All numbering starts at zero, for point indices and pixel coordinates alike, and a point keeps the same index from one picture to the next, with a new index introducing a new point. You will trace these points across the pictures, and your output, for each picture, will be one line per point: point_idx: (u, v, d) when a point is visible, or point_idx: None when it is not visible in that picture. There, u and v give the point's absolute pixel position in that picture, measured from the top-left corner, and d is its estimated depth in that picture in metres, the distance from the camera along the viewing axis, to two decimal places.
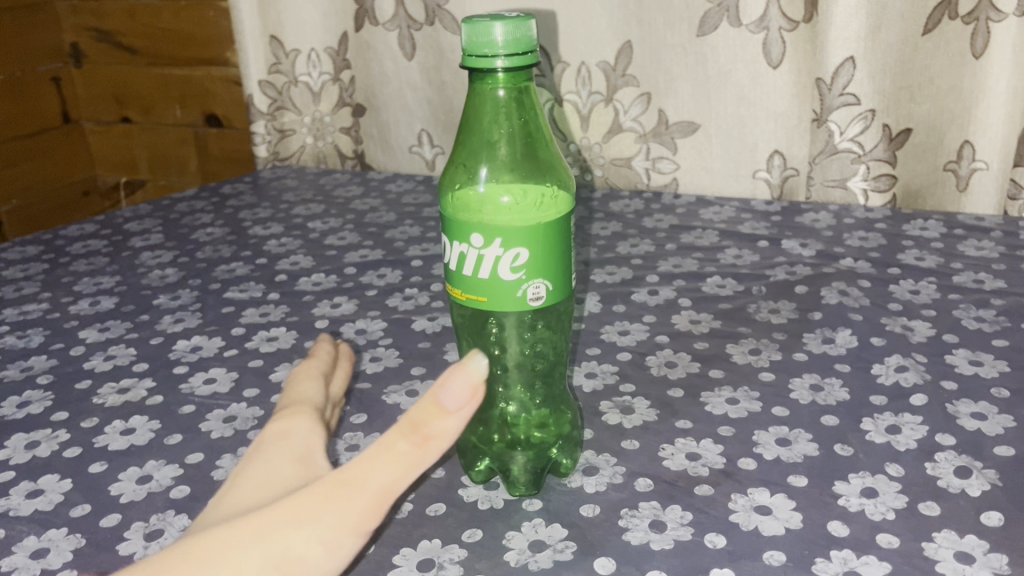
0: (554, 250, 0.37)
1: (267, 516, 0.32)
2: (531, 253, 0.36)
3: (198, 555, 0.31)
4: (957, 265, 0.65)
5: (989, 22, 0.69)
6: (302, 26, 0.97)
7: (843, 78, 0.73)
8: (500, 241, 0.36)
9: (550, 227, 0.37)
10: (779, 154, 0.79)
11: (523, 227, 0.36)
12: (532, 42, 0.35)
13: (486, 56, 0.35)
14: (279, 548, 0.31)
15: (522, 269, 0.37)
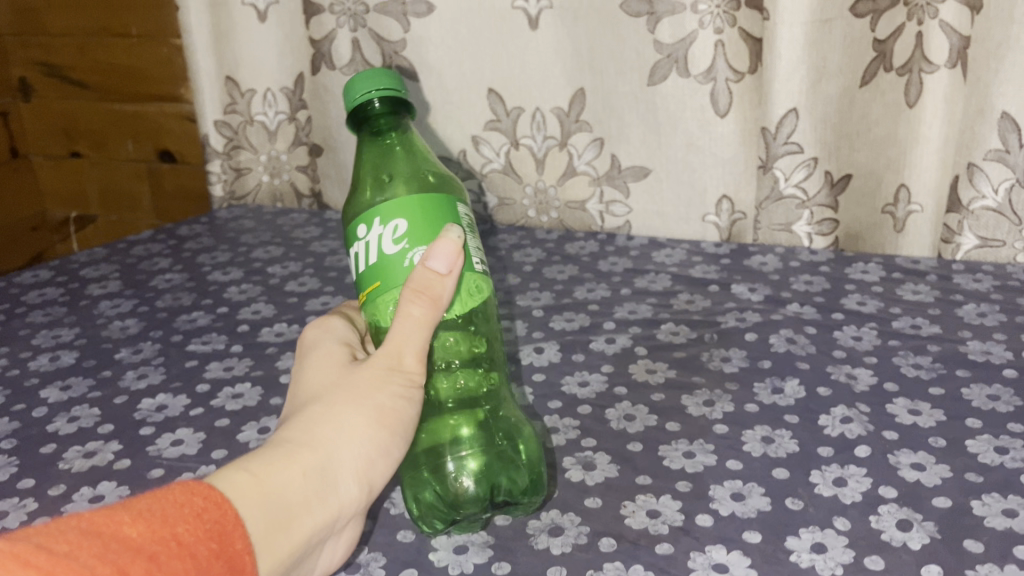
0: (434, 227, 0.44)
1: (346, 390, 0.40)
2: (407, 224, 0.44)
3: (306, 434, 0.38)
4: (896, 309, 0.68)
5: (921, 73, 0.73)
6: (257, 67, 0.98)
7: (787, 128, 0.76)
8: (380, 222, 0.44)
9: (425, 209, 0.44)
10: (727, 199, 0.82)
11: (402, 201, 0.44)
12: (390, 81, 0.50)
13: (358, 87, 0.49)
14: (371, 413, 0.40)
15: (404, 239, 0.43)
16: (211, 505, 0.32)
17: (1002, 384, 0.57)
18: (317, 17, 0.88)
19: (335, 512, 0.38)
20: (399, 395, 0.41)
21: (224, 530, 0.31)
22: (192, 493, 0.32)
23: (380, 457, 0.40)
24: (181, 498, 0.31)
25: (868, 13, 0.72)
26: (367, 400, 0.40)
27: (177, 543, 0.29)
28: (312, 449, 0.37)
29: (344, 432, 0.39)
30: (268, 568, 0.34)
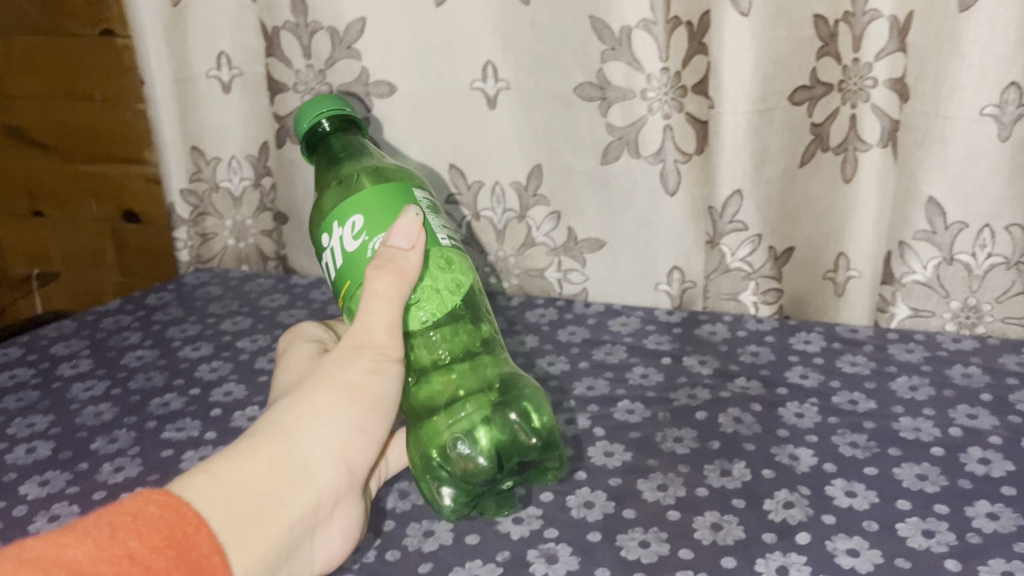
0: (390, 213, 0.54)
1: (322, 375, 0.49)
2: (363, 220, 0.54)
3: (292, 419, 0.47)
4: (835, 383, 0.73)
5: (856, 151, 0.81)
6: (221, 136, 1.00)
7: (732, 208, 0.80)
8: (340, 227, 0.54)
9: (374, 200, 0.54)
10: (678, 269, 0.87)
11: (358, 199, 0.54)
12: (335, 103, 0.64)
13: (307, 113, 0.63)
14: (347, 389, 0.49)
15: (362, 230, 0.53)
16: (166, 510, 0.37)
17: (930, 463, 0.62)
18: (281, 95, 0.90)
19: (331, 474, 0.47)
20: (371, 370, 0.50)
21: (187, 528, 0.37)
22: (147, 502, 0.37)
23: (361, 422, 0.49)
24: (138, 510, 0.37)
25: (804, 100, 0.78)
26: (343, 380, 0.49)
27: (132, 558, 0.35)
28: (300, 429, 0.46)
29: (323, 410, 0.47)
30: (279, 529, 0.43)
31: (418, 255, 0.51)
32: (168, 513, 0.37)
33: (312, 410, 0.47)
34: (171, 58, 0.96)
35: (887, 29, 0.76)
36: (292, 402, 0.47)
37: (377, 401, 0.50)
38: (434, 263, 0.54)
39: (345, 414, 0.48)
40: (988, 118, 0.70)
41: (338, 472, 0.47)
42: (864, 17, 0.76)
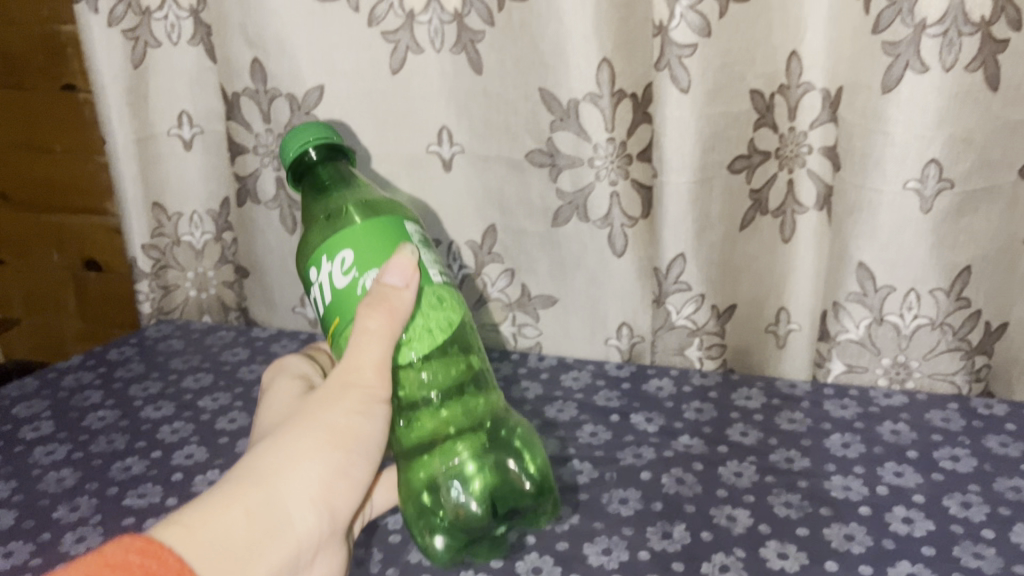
0: (382, 248, 0.55)
1: (307, 416, 0.52)
2: (354, 255, 0.54)
3: (272, 464, 0.49)
4: (773, 441, 0.77)
5: (794, 214, 0.85)
6: (183, 192, 1.02)
7: (676, 270, 0.84)
8: (329, 262, 0.55)
9: (365, 236, 0.55)
10: (627, 325, 0.90)
11: (349, 233, 0.55)
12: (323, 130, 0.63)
13: (293, 143, 0.62)
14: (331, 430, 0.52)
15: (353, 266, 0.54)
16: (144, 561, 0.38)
17: (857, 523, 0.66)
18: (242, 156, 0.93)
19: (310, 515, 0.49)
20: (357, 412, 0.53)
21: None
22: (127, 551, 0.38)
23: (341, 464, 0.51)
24: (117, 559, 0.38)
25: (742, 168, 0.82)
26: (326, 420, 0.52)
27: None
28: (281, 471, 0.49)
29: (304, 454, 0.50)
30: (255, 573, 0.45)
31: (411, 294, 0.53)
32: (148, 561, 0.39)
33: (293, 454, 0.50)
34: (133, 118, 0.97)
35: (820, 100, 0.81)
36: (274, 446, 0.50)
37: (359, 443, 0.53)
38: (425, 301, 0.56)
39: (325, 457, 0.51)
40: (911, 191, 0.74)
41: (316, 517, 0.50)
42: (799, 89, 0.81)
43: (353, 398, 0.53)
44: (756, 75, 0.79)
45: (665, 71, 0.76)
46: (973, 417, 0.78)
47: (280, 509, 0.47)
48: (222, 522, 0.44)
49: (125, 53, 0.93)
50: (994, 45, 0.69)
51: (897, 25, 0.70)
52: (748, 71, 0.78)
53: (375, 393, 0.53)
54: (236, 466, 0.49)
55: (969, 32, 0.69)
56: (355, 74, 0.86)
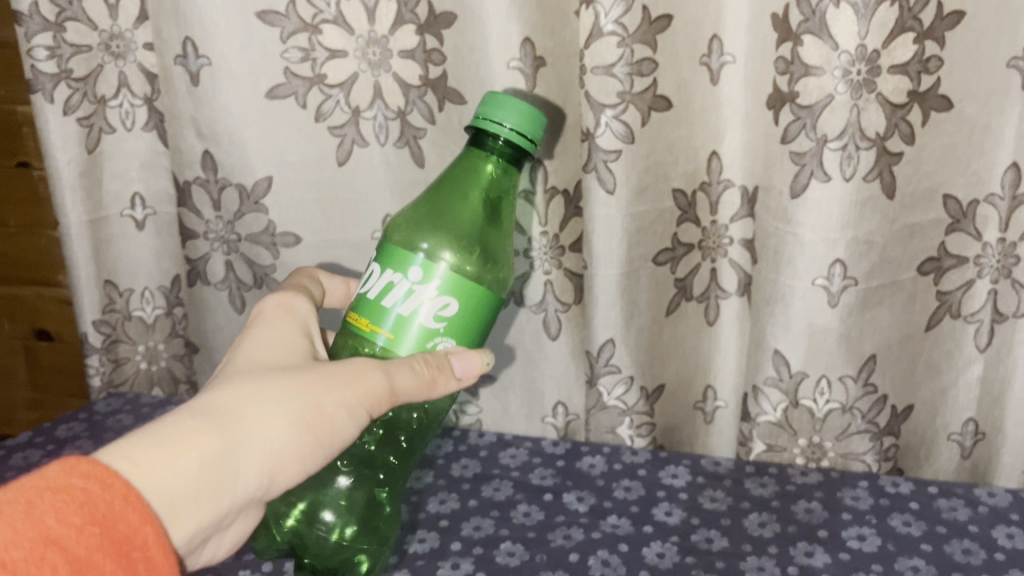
0: (468, 324, 0.62)
1: (305, 385, 0.56)
2: (455, 310, 0.61)
3: (247, 422, 0.53)
4: (695, 520, 0.81)
5: (718, 299, 0.92)
6: (134, 269, 1.05)
7: (606, 354, 0.89)
8: (438, 294, 0.60)
9: (475, 305, 0.61)
10: (562, 404, 0.95)
11: (468, 293, 0.61)
12: (537, 127, 0.64)
13: (507, 116, 0.63)
14: (317, 411, 0.55)
15: (445, 321, 0.61)
16: (93, 484, 0.43)
17: None
18: (193, 241, 0.96)
19: (252, 482, 0.53)
20: (346, 406, 0.57)
21: (105, 513, 0.42)
22: (80, 474, 0.43)
23: (306, 448, 0.55)
24: (61, 483, 0.42)
25: (666, 260, 0.88)
26: (317, 399, 0.56)
27: (50, 537, 0.40)
28: (251, 430, 0.53)
29: (282, 424, 0.54)
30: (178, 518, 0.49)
31: (456, 385, 0.61)
32: (92, 486, 0.43)
33: (272, 419, 0.54)
34: (86, 202, 0.99)
35: (739, 197, 0.87)
36: (254, 402, 0.54)
37: (328, 437, 0.56)
38: None
39: (298, 434, 0.55)
40: (819, 288, 0.80)
41: (257, 486, 0.53)
42: (719, 186, 0.87)
43: (348, 395, 0.57)
44: (678, 175, 0.85)
45: (592, 173, 0.81)
46: (880, 495, 0.83)
47: (234, 466, 0.51)
48: (175, 460, 0.48)
49: (79, 140, 0.96)
50: (889, 157, 0.76)
51: (802, 138, 0.76)
52: (671, 172, 0.84)
53: (373, 403, 0.58)
54: (211, 402, 0.53)
55: (866, 146, 0.75)
56: (303, 167, 0.91)
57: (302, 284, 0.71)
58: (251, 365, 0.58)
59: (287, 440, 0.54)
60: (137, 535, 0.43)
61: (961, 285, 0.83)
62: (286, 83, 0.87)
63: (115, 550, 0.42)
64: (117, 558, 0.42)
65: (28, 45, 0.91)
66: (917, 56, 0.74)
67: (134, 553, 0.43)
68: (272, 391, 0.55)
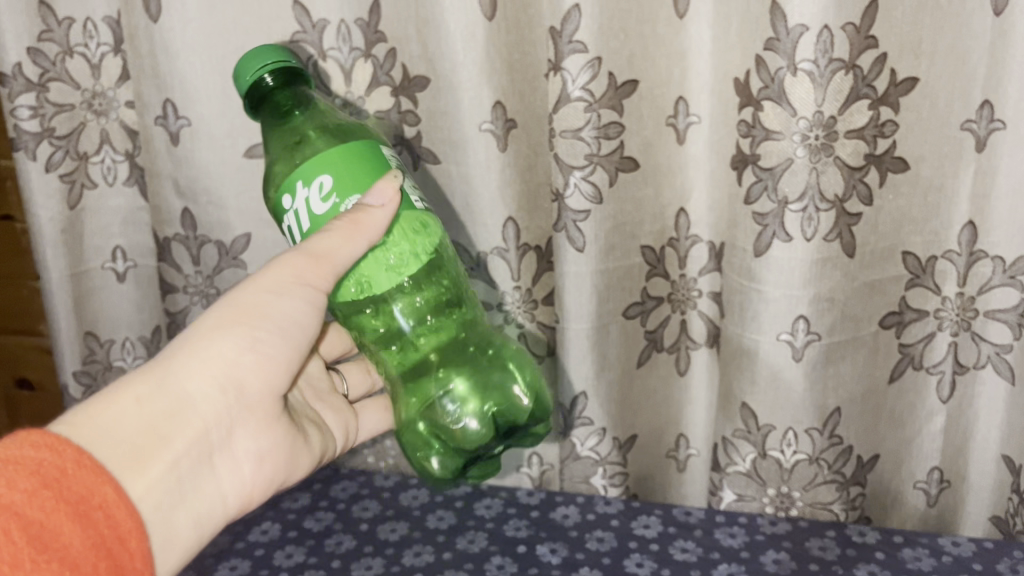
0: (359, 172, 0.58)
1: (223, 299, 0.58)
2: (328, 177, 0.57)
3: (179, 350, 0.55)
4: (666, 572, 0.82)
5: (688, 349, 0.93)
6: (115, 321, 1.06)
7: (579, 407, 0.92)
8: (302, 185, 0.58)
9: (336, 157, 0.58)
10: (537, 455, 0.99)
11: (322, 158, 0.58)
12: (278, 57, 0.62)
13: (249, 68, 0.61)
14: (243, 308, 0.57)
15: (332, 192, 0.57)
16: (39, 447, 0.44)
17: None
18: (173, 294, 0.97)
19: (214, 386, 0.55)
20: (274, 294, 0.58)
21: (58, 474, 0.44)
22: (24, 444, 0.44)
23: (252, 338, 0.57)
24: (11, 454, 0.43)
25: (636, 313, 0.90)
26: (239, 300, 0.58)
27: (4, 506, 0.42)
28: (186, 353, 0.55)
29: (215, 332, 0.56)
30: (147, 458, 0.51)
31: (384, 214, 0.57)
32: (43, 454, 0.44)
33: (203, 336, 0.56)
34: (68, 256, 1.00)
35: (706, 251, 0.89)
36: (182, 331, 0.56)
37: (267, 319, 0.58)
38: (406, 225, 0.60)
39: (235, 333, 0.57)
40: (784, 343, 0.82)
41: (221, 390, 0.56)
42: (687, 241, 0.89)
43: (270, 282, 0.58)
44: (646, 232, 0.87)
45: (562, 233, 0.83)
46: (848, 545, 0.84)
47: (176, 382, 0.54)
48: (110, 399, 0.51)
49: (62, 196, 0.97)
50: (848, 218, 0.79)
51: (764, 199, 0.78)
52: (639, 230, 0.87)
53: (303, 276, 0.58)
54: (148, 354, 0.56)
55: (826, 208, 0.78)
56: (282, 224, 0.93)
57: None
58: None
59: (227, 342, 0.56)
60: (95, 492, 0.45)
61: (923, 338, 0.85)
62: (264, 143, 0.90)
63: (71, 509, 0.43)
64: (75, 516, 0.43)
65: (10, 105, 0.93)
66: (872, 121, 0.77)
67: (94, 512, 0.44)
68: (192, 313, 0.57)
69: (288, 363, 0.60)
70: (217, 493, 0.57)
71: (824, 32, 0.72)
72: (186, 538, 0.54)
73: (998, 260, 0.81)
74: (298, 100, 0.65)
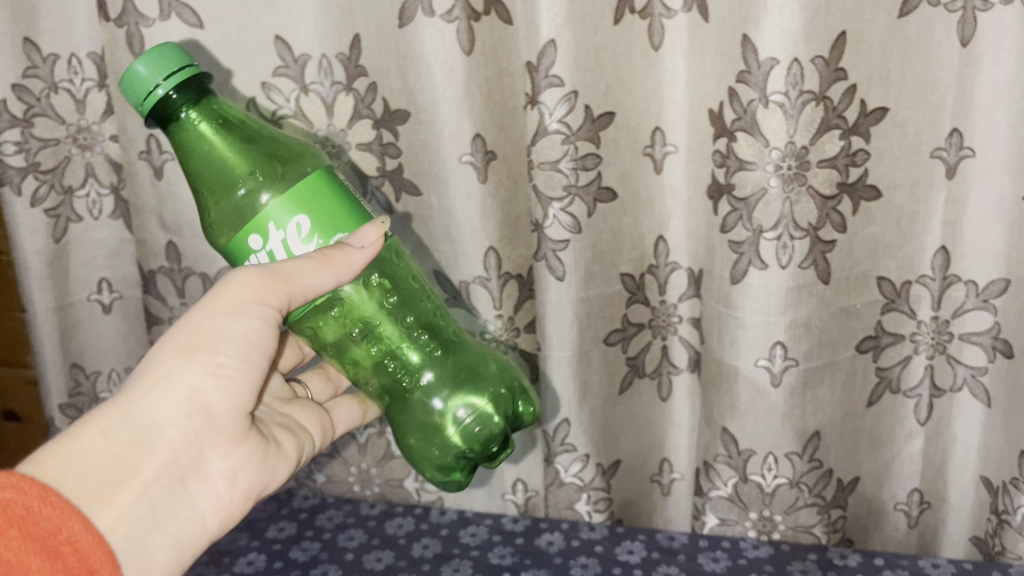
0: (334, 206, 0.58)
1: (181, 322, 0.58)
2: (306, 218, 0.57)
3: (139, 380, 0.56)
4: None
5: (670, 374, 0.95)
6: (101, 353, 1.06)
7: (562, 434, 0.92)
8: (277, 227, 0.57)
9: (309, 196, 0.57)
10: (521, 481, 0.99)
11: (293, 196, 0.57)
12: (171, 57, 0.59)
13: (154, 76, 0.58)
14: (201, 332, 0.58)
15: (314, 232, 0.58)
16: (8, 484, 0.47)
17: None
18: (158, 326, 0.98)
19: (177, 412, 0.56)
20: (229, 315, 0.58)
21: (24, 514, 0.47)
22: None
23: (212, 361, 0.58)
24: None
25: (617, 340, 0.91)
26: (198, 324, 0.58)
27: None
28: (143, 383, 0.56)
29: (174, 360, 0.57)
30: (115, 490, 0.53)
31: (360, 256, 0.58)
32: (11, 494, 0.47)
33: (161, 364, 0.57)
34: (54, 289, 1.01)
35: (686, 278, 0.90)
36: (145, 358, 0.58)
37: (226, 341, 0.58)
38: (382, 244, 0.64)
39: (194, 359, 0.57)
40: (763, 368, 0.83)
41: (186, 414, 0.57)
42: (667, 268, 0.90)
43: (225, 303, 0.58)
44: (625, 260, 0.88)
45: (542, 262, 0.85)
46: (830, 568, 0.85)
47: (139, 412, 0.56)
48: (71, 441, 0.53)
49: (47, 230, 0.98)
50: (822, 246, 0.81)
51: (739, 228, 0.80)
52: (618, 258, 0.88)
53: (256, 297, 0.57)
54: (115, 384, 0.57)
55: (800, 236, 0.79)
56: None
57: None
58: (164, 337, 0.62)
59: (186, 369, 0.57)
60: (61, 529, 0.48)
61: (899, 361, 0.86)
62: None
63: (38, 545, 0.46)
64: (43, 552, 0.46)
65: None
66: (843, 151, 0.78)
67: (61, 546, 0.47)
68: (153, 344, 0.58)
69: (257, 378, 0.60)
70: (194, 510, 0.59)
71: (795, 66, 0.74)
72: (164, 561, 0.56)
73: (971, 285, 0.82)
74: (197, 106, 0.63)
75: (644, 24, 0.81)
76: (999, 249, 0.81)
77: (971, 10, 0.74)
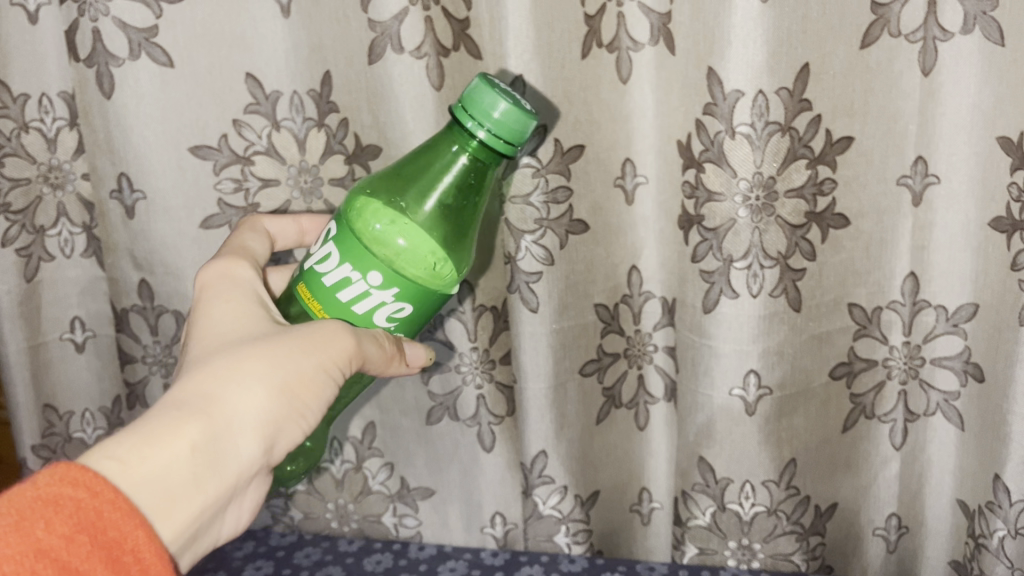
0: (419, 319, 0.65)
1: (273, 356, 0.58)
2: (408, 310, 0.63)
3: (224, 401, 0.55)
4: None
5: (646, 403, 0.94)
6: (74, 392, 1.05)
7: (539, 466, 0.92)
8: (393, 294, 0.62)
9: (427, 303, 0.64)
10: (500, 514, 0.99)
11: (423, 295, 0.63)
12: (514, 129, 0.61)
13: (494, 122, 0.61)
14: (296, 378, 0.58)
15: (394, 322, 0.64)
16: (79, 485, 0.45)
17: None
18: (131, 364, 0.97)
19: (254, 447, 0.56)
20: (322, 372, 0.59)
21: (94, 521, 0.45)
22: (62, 482, 0.45)
23: (295, 409, 0.58)
24: (52, 493, 0.44)
25: (593, 370, 0.91)
26: (294, 369, 0.58)
27: (42, 550, 0.43)
28: (227, 408, 0.55)
29: (263, 394, 0.56)
30: (186, 507, 0.51)
31: (407, 367, 0.66)
32: (81, 494, 0.45)
33: (251, 392, 0.56)
34: (25, 329, 1.00)
35: (659, 306, 0.91)
36: (230, 377, 0.56)
37: (312, 394, 0.59)
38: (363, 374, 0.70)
39: (281, 401, 0.57)
40: (737, 397, 0.84)
41: (260, 452, 0.56)
42: (641, 297, 0.91)
43: (324, 357, 0.58)
44: (599, 291, 0.88)
45: (516, 294, 0.85)
46: None
47: (225, 438, 0.54)
48: (162, 446, 0.51)
49: (17, 270, 0.97)
50: (792, 274, 0.81)
51: (709, 258, 0.81)
52: (592, 289, 0.88)
53: (345, 365, 0.60)
54: (194, 392, 0.55)
55: (770, 265, 0.80)
56: None
57: (242, 245, 0.71)
58: (221, 342, 0.60)
59: (273, 407, 0.57)
60: (129, 539, 0.45)
61: (873, 387, 0.87)
62: (220, 214, 0.90)
63: (103, 555, 0.44)
64: (107, 563, 0.44)
65: None
66: (810, 180, 0.79)
67: (125, 557, 0.45)
68: (244, 362, 0.57)
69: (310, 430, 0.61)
70: (213, 545, 0.56)
71: (760, 97, 0.75)
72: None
73: (941, 309, 0.83)
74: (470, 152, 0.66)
75: (612, 57, 0.82)
76: (967, 273, 0.82)
77: (932, 40, 0.75)
